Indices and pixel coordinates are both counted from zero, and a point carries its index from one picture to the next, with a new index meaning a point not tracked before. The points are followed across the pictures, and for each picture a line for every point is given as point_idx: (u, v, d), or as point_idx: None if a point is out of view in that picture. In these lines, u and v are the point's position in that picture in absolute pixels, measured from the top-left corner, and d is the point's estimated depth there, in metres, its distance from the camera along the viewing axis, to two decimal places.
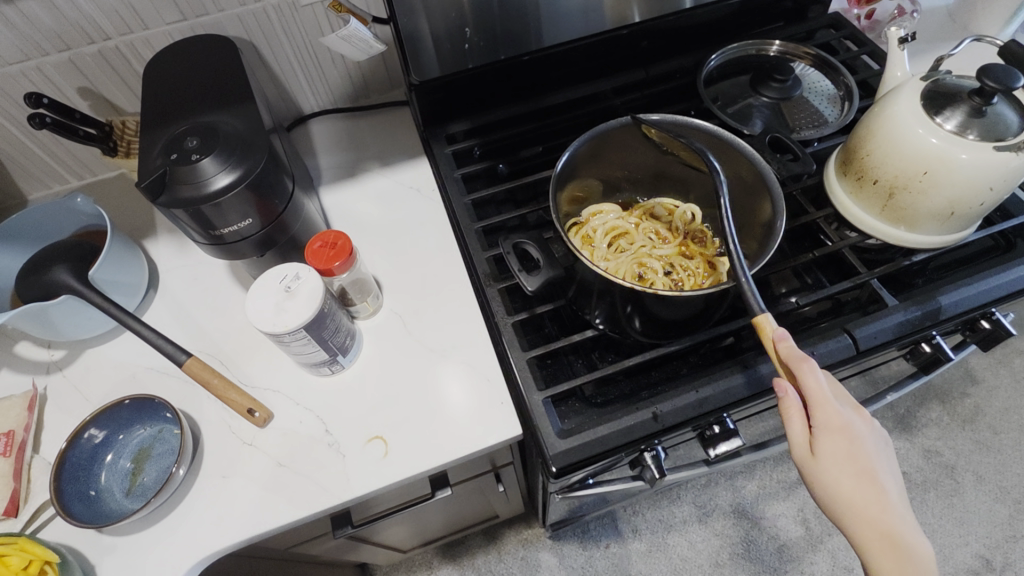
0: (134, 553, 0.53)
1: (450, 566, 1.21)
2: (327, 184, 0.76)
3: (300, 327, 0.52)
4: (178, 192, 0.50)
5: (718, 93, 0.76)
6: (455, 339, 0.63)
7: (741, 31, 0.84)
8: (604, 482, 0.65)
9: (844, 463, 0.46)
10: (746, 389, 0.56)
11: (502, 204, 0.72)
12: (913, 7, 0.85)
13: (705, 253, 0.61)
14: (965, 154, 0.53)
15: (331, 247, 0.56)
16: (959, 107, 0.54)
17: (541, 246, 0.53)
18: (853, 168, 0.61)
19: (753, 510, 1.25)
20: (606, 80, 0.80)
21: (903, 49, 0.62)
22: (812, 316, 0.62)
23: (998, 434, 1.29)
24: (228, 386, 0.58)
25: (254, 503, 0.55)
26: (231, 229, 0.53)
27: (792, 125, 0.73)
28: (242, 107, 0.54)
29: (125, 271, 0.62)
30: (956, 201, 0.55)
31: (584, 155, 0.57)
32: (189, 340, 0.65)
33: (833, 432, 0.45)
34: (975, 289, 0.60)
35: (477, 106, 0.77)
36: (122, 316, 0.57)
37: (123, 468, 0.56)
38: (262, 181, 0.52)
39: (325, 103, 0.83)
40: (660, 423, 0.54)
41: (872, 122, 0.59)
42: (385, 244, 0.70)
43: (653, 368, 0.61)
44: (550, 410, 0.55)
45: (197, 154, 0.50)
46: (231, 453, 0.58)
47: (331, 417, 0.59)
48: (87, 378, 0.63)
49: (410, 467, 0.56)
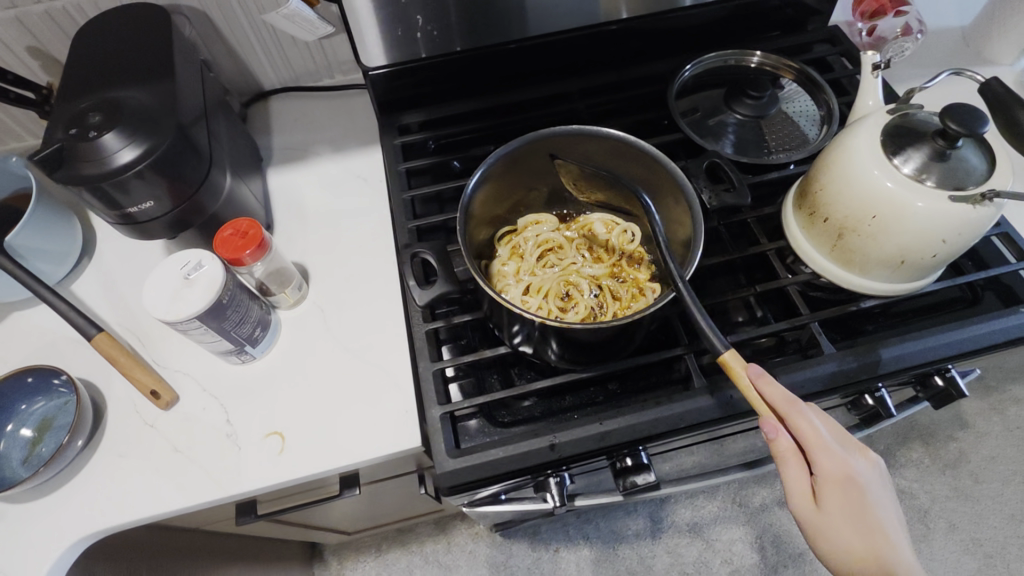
0: (20, 523, 0.54)
1: (397, 550, 1.22)
2: (275, 165, 0.74)
3: (193, 317, 0.50)
4: (75, 168, 0.49)
5: (688, 106, 0.71)
6: (372, 340, 0.62)
7: (729, 38, 0.78)
8: (515, 499, 0.63)
9: (849, 506, 0.43)
10: (656, 427, 0.53)
11: (447, 202, 0.69)
12: (920, 27, 0.78)
13: (636, 276, 0.60)
14: (921, 201, 0.48)
15: (241, 237, 0.54)
16: (921, 148, 0.49)
17: (440, 256, 0.53)
18: (807, 202, 0.57)
19: (709, 531, 1.21)
20: (575, 80, 0.76)
21: (876, 76, 0.57)
22: (747, 354, 0.58)
23: (980, 483, 1.22)
24: (134, 365, 0.58)
25: (145, 486, 0.55)
26: (137, 209, 0.52)
27: (763, 146, 0.68)
28: (154, 83, 0.54)
29: (50, 238, 0.62)
30: (908, 250, 0.51)
31: (502, 169, 0.56)
32: (112, 313, 0.64)
33: (833, 478, 0.43)
34: (924, 344, 0.55)
35: (436, 98, 0.74)
36: (33, 284, 0.57)
37: (25, 436, 0.57)
38: (168, 161, 0.51)
39: (287, 80, 0.80)
40: (557, 452, 0.52)
41: (828, 156, 0.54)
42: (322, 234, 0.69)
43: (568, 392, 0.58)
44: (447, 426, 0.53)
45: (96, 130, 0.50)
46: (132, 433, 0.58)
47: (235, 408, 0.59)
48: (9, 341, 0.63)
49: (303, 467, 0.55)
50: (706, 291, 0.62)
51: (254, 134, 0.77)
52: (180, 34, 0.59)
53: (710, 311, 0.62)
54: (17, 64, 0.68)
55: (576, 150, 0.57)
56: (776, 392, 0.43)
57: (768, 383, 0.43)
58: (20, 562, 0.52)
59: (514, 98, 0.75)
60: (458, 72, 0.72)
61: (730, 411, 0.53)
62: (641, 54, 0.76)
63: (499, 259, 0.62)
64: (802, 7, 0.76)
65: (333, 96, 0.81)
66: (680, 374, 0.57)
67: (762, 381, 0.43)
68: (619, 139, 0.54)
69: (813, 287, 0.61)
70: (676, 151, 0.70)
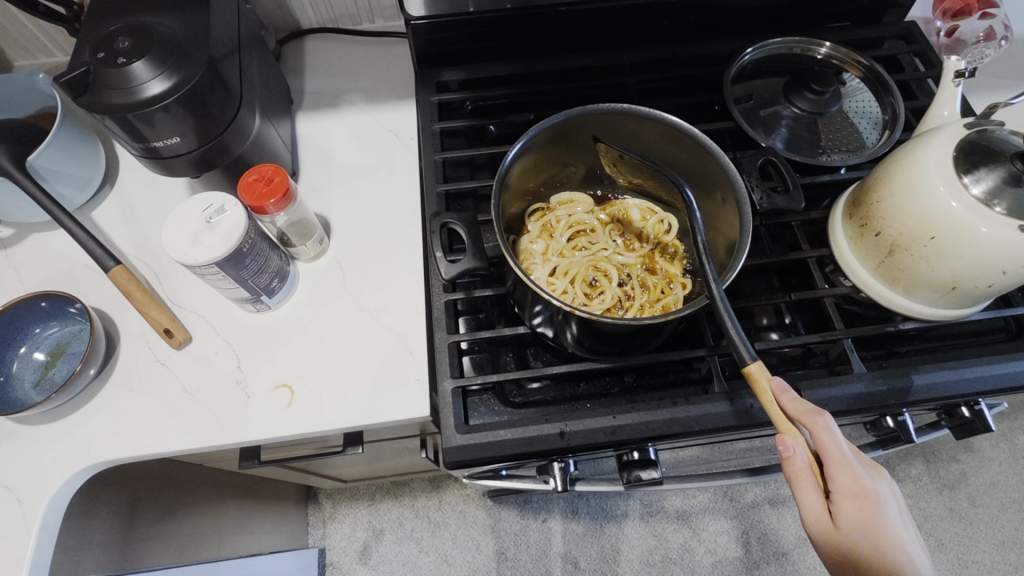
0: (31, 444, 0.54)
1: (390, 501, 1.24)
2: (306, 110, 0.72)
3: (211, 263, 0.49)
4: (102, 95, 0.48)
5: (744, 93, 0.68)
6: (390, 302, 0.60)
7: (795, 24, 0.73)
8: (515, 476, 0.62)
9: (869, 533, 0.41)
10: (671, 426, 0.51)
11: (479, 168, 0.67)
12: (1004, 33, 0.72)
13: (669, 269, 0.58)
14: (985, 227, 0.45)
15: (266, 183, 0.53)
16: (996, 169, 0.45)
17: (470, 230, 0.51)
18: (859, 212, 0.54)
19: (698, 520, 1.21)
20: (627, 52, 0.72)
21: (957, 85, 0.53)
22: (771, 362, 0.56)
23: (976, 506, 1.20)
24: (150, 302, 0.57)
25: (153, 423, 0.55)
26: (162, 144, 0.50)
27: (817, 145, 0.64)
28: (187, 12, 0.51)
29: (74, 162, 0.61)
30: (961, 275, 0.48)
31: (544, 141, 0.53)
32: (132, 245, 0.64)
33: (853, 497, 0.40)
34: (957, 375, 0.53)
35: (477, 56, 0.71)
36: (51, 207, 0.56)
37: (39, 359, 0.57)
38: (198, 97, 0.48)
39: (325, 21, 0.77)
40: (566, 441, 0.51)
41: (891, 166, 0.51)
42: (347, 187, 0.67)
43: (583, 380, 0.57)
44: (459, 401, 0.53)
45: (125, 57, 0.48)
46: (144, 369, 0.57)
47: (248, 355, 0.58)
48: (28, 261, 0.63)
49: (310, 423, 0.55)
50: (736, 291, 0.60)
51: (287, 74, 0.74)
52: None
53: (740, 312, 0.59)
54: None
55: (624, 130, 0.54)
56: (793, 403, 0.41)
57: (787, 395, 0.41)
58: (28, 483, 0.52)
59: (559, 64, 0.71)
60: (503, 30, 0.68)
61: (750, 420, 0.51)
62: (700, 30, 0.71)
63: (528, 235, 0.60)
64: None
65: (371, 42, 0.77)
66: (700, 375, 0.56)
67: (781, 391, 0.41)
68: (674, 125, 0.51)
69: (849, 300, 0.58)
70: (724, 140, 0.67)
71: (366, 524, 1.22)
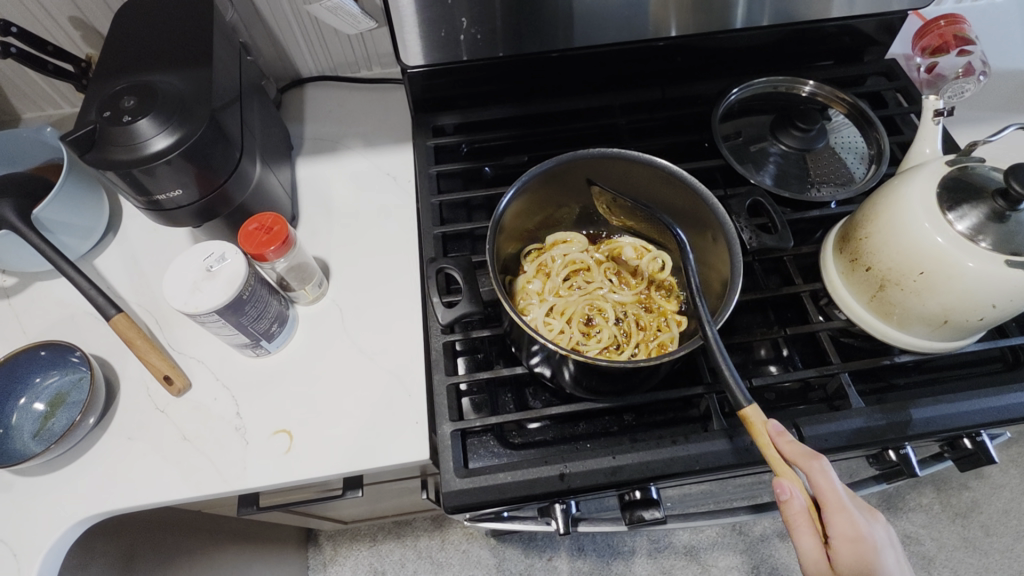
0: (29, 496, 0.54)
1: (392, 542, 1.22)
2: (306, 155, 0.73)
3: (211, 311, 0.50)
4: (107, 152, 0.49)
5: (732, 130, 0.69)
6: (389, 344, 0.61)
7: (779, 63, 0.75)
8: (517, 518, 0.61)
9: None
10: (673, 466, 0.51)
11: (475, 208, 0.68)
12: (981, 68, 0.75)
13: (664, 306, 0.59)
14: (972, 262, 0.45)
15: (266, 231, 0.54)
16: (979, 205, 0.46)
17: (466, 273, 0.52)
18: (849, 247, 0.55)
19: (706, 555, 1.18)
20: (616, 94, 0.74)
21: (937, 123, 0.55)
22: (770, 398, 0.56)
23: (990, 535, 1.17)
24: (150, 349, 0.57)
25: (154, 472, 0.54)
26: (165, 196, 0.52)
27: (806, 180, 0.66)
28: (189, 69, 0.53)
29: (77, 213, 0.62)
30: (952, 309, 0.48)
31: (537, 184, 0.55)
32: (133, 293, 0.64)
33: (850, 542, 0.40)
34: (956, 407, 0.53)
35: (472, 101, 0.73)
36: (54, 257, 0.57)
37: (38, 410, 0.57)
38: (200, 151, 0.50)
39: (325, 69, 0.80)
40: (566, 483, 0.51)
41: (877, 203, 0.52)
42: (346, 230, 0.68)
43: (582, 419, 0.57)
44: (458, 444, 0.53)
45: (130, 115, 0.50)
46: (143, 417, 0.57)
47: (246, 402, 0.58)
48: (30, 310, 0.64)
49: (308, 469, 0.54)
50: (732, 326, 0.60)
51: (287, 121, 0.77)
52: (220, 17, 0.58)
53: (737, 347, 0.60)
54: (59, 34, 0.69)
55: (615, 173, 0.56)
56: (789, 445, 0.41)
57: (783, 437, 0.41)
58: (24, 536, 0.52)
59: (550, 106, 0.73)
60: (496, 76, 0.70)
61: (750, 458, 0.51)
62: (687, 71, 0.74)
63: (524, 276, 0.61)
64: (861, 35, 0.73)
65: (369, 88, 0.80)
66: (699, 412, 0.56)
67: (777, 433, 0.41)
68: (662, 168, 0.53)
69: (845, 333, 0.58)
70: (714, 176, 0.68)
71: (368, 566, 1.19)
